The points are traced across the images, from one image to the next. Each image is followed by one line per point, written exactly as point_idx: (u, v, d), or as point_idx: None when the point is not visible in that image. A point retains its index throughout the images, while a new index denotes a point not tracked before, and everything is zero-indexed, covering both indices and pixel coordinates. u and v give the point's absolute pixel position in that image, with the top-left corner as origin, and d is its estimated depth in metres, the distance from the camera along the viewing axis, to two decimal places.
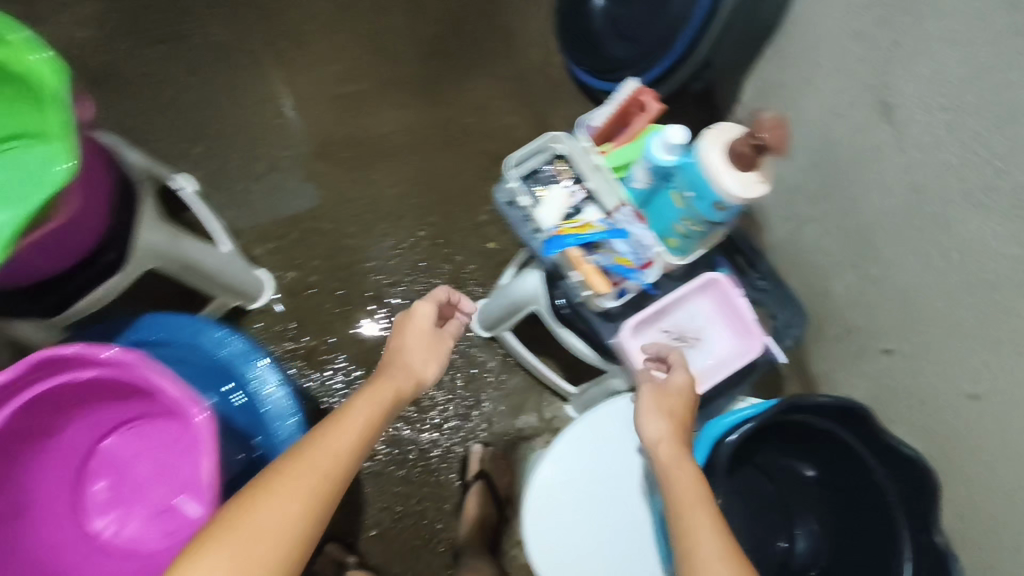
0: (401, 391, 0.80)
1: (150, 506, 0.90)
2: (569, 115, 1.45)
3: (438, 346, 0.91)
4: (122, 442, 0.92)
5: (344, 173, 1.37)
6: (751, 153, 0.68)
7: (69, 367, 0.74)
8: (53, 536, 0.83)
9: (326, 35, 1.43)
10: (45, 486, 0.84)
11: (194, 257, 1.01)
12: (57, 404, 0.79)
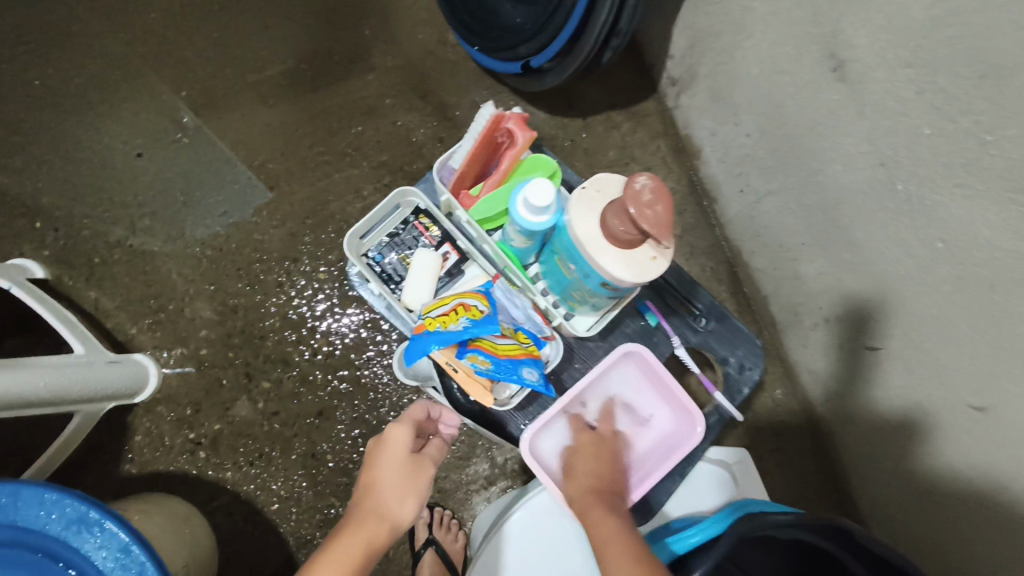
0: (377, 537, 0.63)
1: None
2: (474, 102, 1.22)
3: (419, 474, 0.69)
4: None
5: (218, 218, 1.16)
6: (632, 232, 0.54)
7: None
8: None
9: (163, 54, 1.20)
10: None
11: (15, 384, 0.81)
12: None
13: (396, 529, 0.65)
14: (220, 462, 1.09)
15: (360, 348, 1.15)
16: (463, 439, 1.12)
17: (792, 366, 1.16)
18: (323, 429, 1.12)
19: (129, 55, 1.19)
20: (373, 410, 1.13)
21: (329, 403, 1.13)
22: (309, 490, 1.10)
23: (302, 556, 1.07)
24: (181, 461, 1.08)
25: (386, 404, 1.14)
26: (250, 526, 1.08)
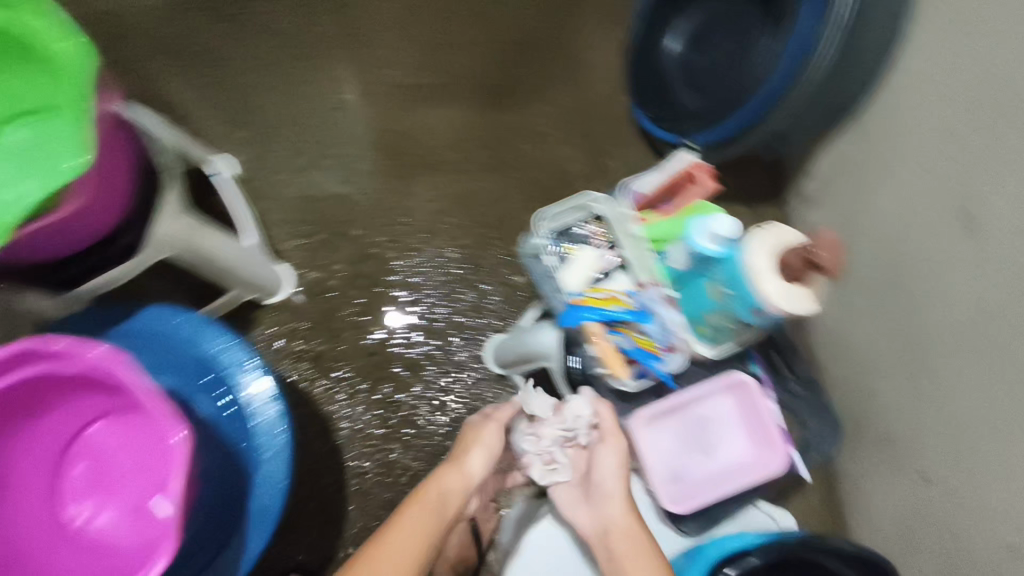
0: (455, 493, 0.83)
1: (123, 503, 0.80)
2: (625, 156, 1.38)
3: (486, 439, 0.89)
4: (108, 433, 0.81)
5: (382, 177, 1.33)
6: (798, 267, 0.69)
7: (51, 364, 0.67)
8: (21, 520, 0.75)
9: (385, 29, 1.39)
10: (18, 468, 0.76)
11: (214, 249, 0.98)
12: (46, 389, 0.72)
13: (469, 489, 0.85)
14: (314, 377, 1.22)
15: (461, 327, 1.28)
16: None
17: (835, 476, 1.23)
18: (408, 379, 1.24)
19: (358, 20, 1.38)
20: (454, 380, 1.25)
21: (420, 361, 1.26)
22: (380, 428, 1.21)
23: (352, 483, 1.18)
24: (283, 365, 1.22)
25: (465, 377, 1.25)
26: (319, 442, 1.19)
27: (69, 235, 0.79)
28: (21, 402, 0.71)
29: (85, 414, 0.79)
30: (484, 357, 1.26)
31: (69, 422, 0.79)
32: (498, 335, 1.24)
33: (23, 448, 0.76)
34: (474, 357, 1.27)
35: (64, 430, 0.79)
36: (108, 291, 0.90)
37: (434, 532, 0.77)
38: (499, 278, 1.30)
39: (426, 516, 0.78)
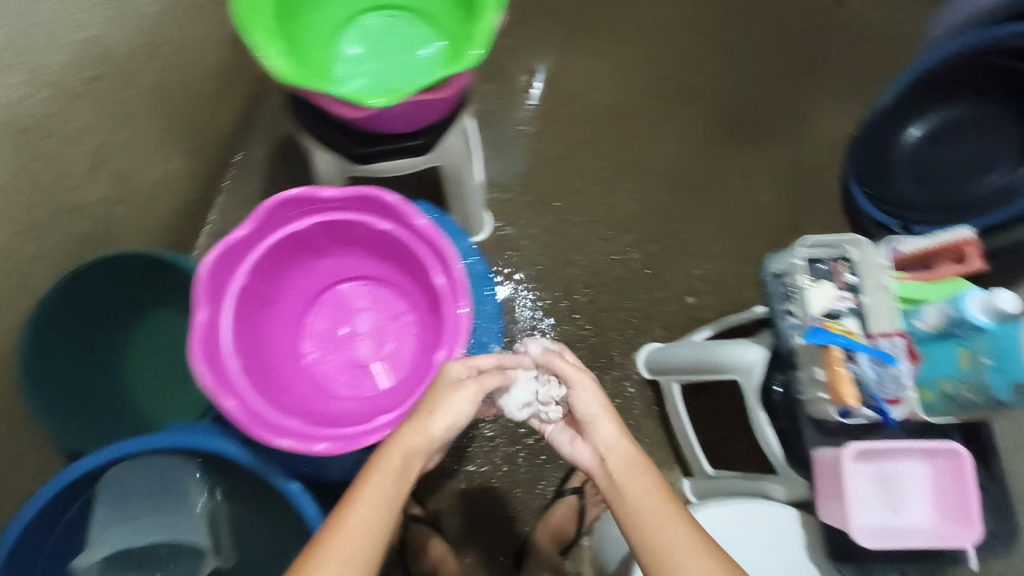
0: (418, 439, 0.64)
1: (350, 357, 0.89)
2: (825, 223, 1.39)
3: (454, 399, 0.66)
4: (359, 293, 0.91)
5: (594, 167, 1.41)
6: None
7: (376, 211, 0.77)
8: (277, 337, 0.84)
9: (638, 42, 1.48)
10: (289, 293, 0.85)
11: (463, 171, 1.07)
12: (347, 233, 0.81)
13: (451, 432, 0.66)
14: None
15: (622, 324, 1.33)
16: (651, 442, 1.27)
17: None
18: None
19: (616, 30, 1.49)
20: (600, 367, 1.30)
21: (576, 340, 1.32)
22: None
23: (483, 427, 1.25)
24: None
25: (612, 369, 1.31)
26: None
27: (413, 118, 0.83)
28: (321, 238, 0.81)
29: (350, 270, 0.89)
30: (634, 360, 1.31)
31: (334, 273, 0.88)
32: (654, 343, 1.28)
33: (296, 281, 0.86)
34: (625, 355, 1.32)
35: (326, 278, 0.89)
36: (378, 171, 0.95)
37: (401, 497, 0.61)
38: (671, 292, 1.35)
39: (392, 482, 0.61)
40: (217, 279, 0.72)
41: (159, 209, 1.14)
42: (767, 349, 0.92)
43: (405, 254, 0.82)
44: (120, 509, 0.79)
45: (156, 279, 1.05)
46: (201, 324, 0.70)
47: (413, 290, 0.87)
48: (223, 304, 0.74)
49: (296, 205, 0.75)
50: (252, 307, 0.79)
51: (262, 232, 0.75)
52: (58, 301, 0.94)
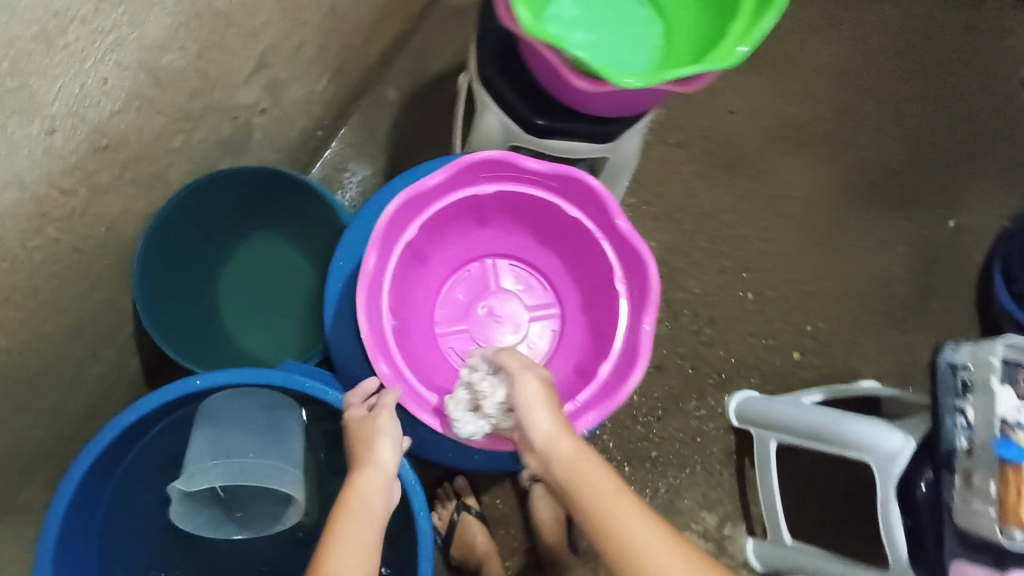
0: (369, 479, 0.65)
1: (480, 335, 0.89)
2: (955, 313, 1.31)
3: (382, 426, 0.69)
4: (503, 272, 0.90)
5: (731, 196, 1.33)
6: None
7: (569, 196, 0.75)
8: (418, 295, 0.86)
9: (810, 75, 1.38)
10: (439, 255, 0.87)
11: (621, 170, 1.01)
12: (522, 208, 0.80)
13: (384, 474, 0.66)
14: None
15: (720, 364, 1.27)
16: (722, 490, 1.21)
17: None
18: (651, 378, 1.25)
19: (792, 55, 1.38)
20: (688, 401, 1.25)
21: (675, 366, 1.26)
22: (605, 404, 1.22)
23: None
24: None
25: (700, 406, 1.25)
26: None
27: (625, 107, 0.75)
28: (494, 206, 0.81)
29: (505, 243, 0.89)
30: (725, 403, 1.24)
31: (489, 242, 0.88)
32: (750, 391, 1.21)
33: (452, 239, 0.87)
34: (717, 396, 1.25)
35: (480, 245, 0.89)
36: (552, 149, 0.88)
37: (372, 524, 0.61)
38: (779, 344, 1.29)
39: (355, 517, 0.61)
40: (391, 227, 0.73)
41: (293, 130, 1.06)
42: (914, 440, 0.86)
43: (580, 247, 0.81)
44: (219, 436, 0.77)
45: (281, 201, 1.00)
46: (370, 268, 0.71)
47: (570, 286, 0.86)
48: (391, 249, 0.75)
49: (490, 171, 0.75)
50: (411, 259, 0.81)
51: (450, 189, 0.76)
52: (186, 203, 0.90)
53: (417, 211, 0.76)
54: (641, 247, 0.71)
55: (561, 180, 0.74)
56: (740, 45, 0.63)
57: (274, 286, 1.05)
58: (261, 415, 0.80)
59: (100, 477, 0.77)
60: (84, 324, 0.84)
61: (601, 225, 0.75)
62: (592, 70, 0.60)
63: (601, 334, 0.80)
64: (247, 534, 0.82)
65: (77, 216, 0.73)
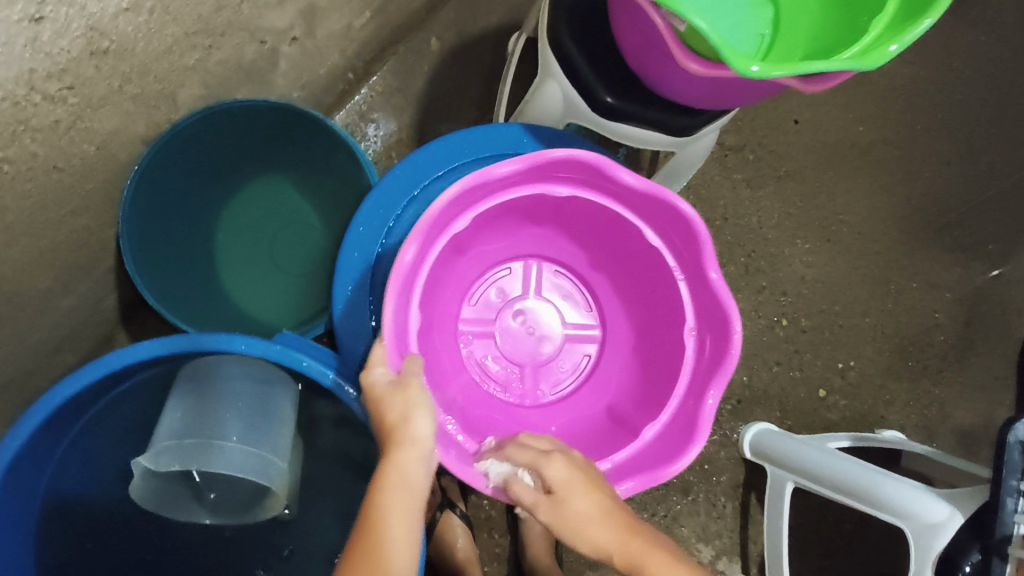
0: (396, 466, 0.55)
1: (507, 342, 0.90)
2: (997, 371, 1.20)
3: (414, 396, 0.58)
4: (540, 275, 0.90)
5: (780, 209, 1.19)
6: None
7: (645, 219, 0.73)
8: (450, 290, 0.85)
9: (890, 87, 1.22)
10: (480, 248, 0.85)
11: (682, 168, 0.90)
12: (584, 216, 0.79)
13: (417, 449, 0.56)
14: None
15: (740, 390, 1.15)
16: (721, 524, 1.12)
17: None
18: None
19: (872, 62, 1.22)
20: None
21: None
22: None
23: None
24: None
25: (713, 431, 1.14)
26: None
27: (722, 97, 0.66)
28: (562, 211, 0.79)
29: (559, 251, 0.88)
30: (739, 433, 1.13)
31: (543, 246, 0.88)
32: (768, 424, 1.10)
33: (506, 231, 0.85)
34: (731, 425, 1.14)
35: (531, 245, 0.88)
36: (618, 133, 0.78)
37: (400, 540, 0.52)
38: (805, 378, 1.17)
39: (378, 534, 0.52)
40: (442, 220, 0.69)
41: (320, 65, 0.93)
42: (961, 517, 0.78)
43: (646, 279, 0.80)
44: (200, 410, 0.70)
45: (300, 145, 0.89)
46: (406, 262, 0.65)
47: (614, 314, 0.88)
48: (434, 243, 0.71)
49: (569, 174, 0.71)
50: (455, 243, 0.78)
51: (515, 180, 0.71)
52: (194, 129, 0.79)
53: (482, 197, 0.72)
54: (727, 306, 0.68)
55: (651, 210, 0.72)
56: (891, 45, 0.53)
57: (274, 240, 0.94)
58: (249, 390, 0.72)
59: (53, 432, 0.67)
60: (58, 252, 0.73)
61: (685, 268, 0.73)
62: (713, 48, 0.51)
63: (644, 382, 0.81)
64: (217, 518, 0.76)
65: (61, 128, 0.63)
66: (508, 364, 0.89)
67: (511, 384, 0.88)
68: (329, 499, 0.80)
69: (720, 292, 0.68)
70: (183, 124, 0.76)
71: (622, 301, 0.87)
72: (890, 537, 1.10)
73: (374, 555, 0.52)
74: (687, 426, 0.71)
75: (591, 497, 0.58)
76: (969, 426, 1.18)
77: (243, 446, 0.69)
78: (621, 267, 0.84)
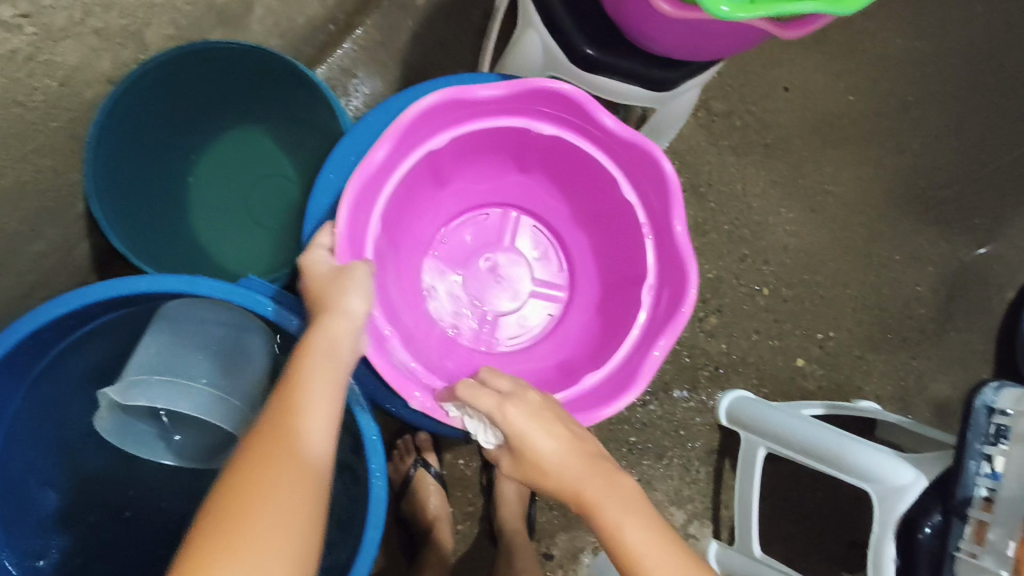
0: (327, 349, 0.55)
1: (474, 283, 0.89)
2: (974, 346, 1.20)
3: (356, 280, 0.60)
4: (515, 226, 0.91)
5: (766, 177, 1.17)
6: None
7: (624, 167, 0.74)
8: (420, 219, 0.85)
9: (882, 57, 1.20)
10: (459, 184, 0.86)
11: (665, 125, 0.89)
12: (564, 162, 0.79)
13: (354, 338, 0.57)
14: None
15: (719, 357, 1.16)
16: (695, 487, 1.14)
17: None
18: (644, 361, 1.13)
19: (866, 30, 1.19)
20: (678, 390, 1.14)
21: (670, 353, 1.14)
22: None
23: None
24: None
25: (690, 398, 1.14)
26: None
27: (699, 45, 0.65)
28: (541, 154, 0.80)
29: (538, 204, 0.89)
30: (716, 400, 1.14)
31: (526, 197, 0.89)
32: (743, 391, 1.11)
33: (487, 171, 0.85)
34: (709, 391, 1.14)
35: (514, 192, 0.88)
36: (596, 84, 0.77)
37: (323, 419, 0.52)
38: (784, 347, 1.17)
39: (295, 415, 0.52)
40: (419, 128, 0.69)
41: (298, 13, 0.90)
42: (919, 479, 0.79)
43: (619, 236, 0.80)
44: (175, 349, 0.70)
45: (277, 96, 0.87)
46: (375, 161, 0.65)
47: (581, 276, 0.88)
48: (404, 155, 0.71)
49: (556, 111, 0.72)
50: (429, 170, 0.78)
51: (504, 106, 0.72)
52: (165, 70, 0.77)
53: (468, 117, 0.72)
54: (686, 260, 0.69)
55: (631, 159, 0.72)
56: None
57: (249, 192, 0.93)
58: (225, 334, 0.72)
59: (14, 371, 0.66)
60: (25, 192, 0.73)
61: (655, 223, 0.74)
62: None
63: (597, 341, 0.81)
64: (178, 462, 0.74)
65: (20, 59, 0.62)
66: (471, 307, 0.89)
67: (464, 324, 0.87)
68: None
69: (685, 245, 0.69)
70: (152, 63, 0.74)
71: (594, 262, 0.87)
72: (861, 504, 1.11)
73: (294, 416, 0.51)
74: (628, 376, 0.71)
75: (549, 439, 0.58)
76: (943, 399, 1.19)
77: (212, 390, 0.68)
78: (594, 223, 0.85)
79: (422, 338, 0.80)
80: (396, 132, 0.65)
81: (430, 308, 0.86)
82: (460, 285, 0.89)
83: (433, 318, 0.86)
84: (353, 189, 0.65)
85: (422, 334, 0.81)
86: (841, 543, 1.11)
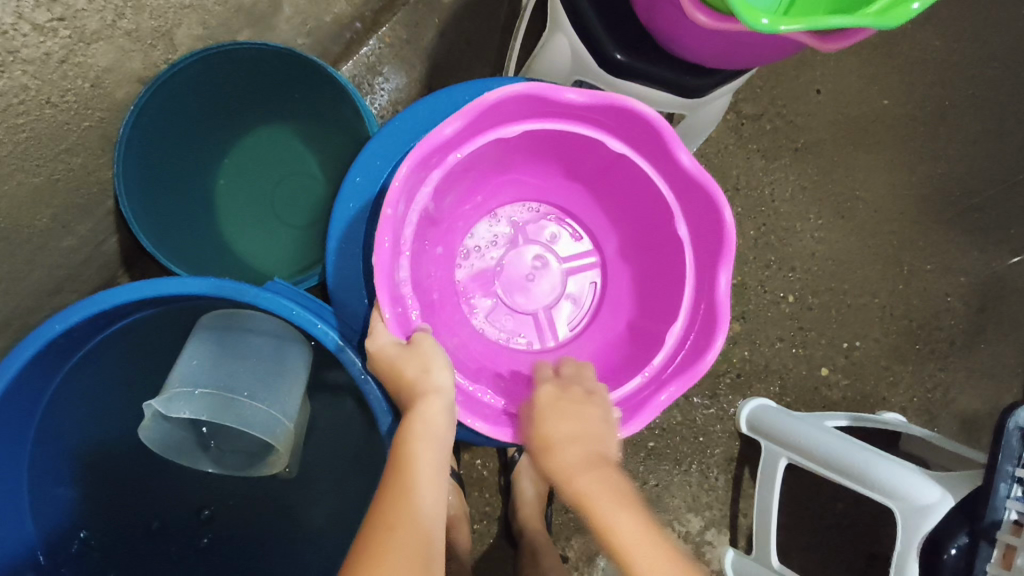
0: (422, 410, 0.59)
1: (514, 254, 0.89)
2: (1003, 358, 1.18)
3: (429, 352, 0.63)
4: (582, 259, 0.90)
5: (795, 182, 1.15)
6: None
7: (696, 295, 0.73)
8: (528, 175, 0.86)
9: (919, 59, 1.16)
10: (585, 188, 0.86)
11: (694, 130, 0.88)
12: (659, 236, 0.79)
13: (440, 393, 0.60)
14: None
15: (741, 363, 1.14)
16: (713, 492, 1.12)
17: None
18: None
19: (903, 31, 1.16)
20: (698, 396, 1.12)
21: None
22: None
23: None
24: None
25: (710, 404, 1.13)
26: None
27: (732, 55, 0.64)
28: (653, 228, 0.79)
29: (615, 274, 0.88)
30: (736, 408, 1.12)
31: (615, 278, 0.88)
32: (763, 399, 1.09)
33: (608, 203, 0.85)
34: (729, 398, 1.13)
35: (614, 259, 0.88)
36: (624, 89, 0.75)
37: (437, 477, 0.56)
38: (808, 356, 1.15)
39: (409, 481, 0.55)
40: (600, 113, 0.69)
41: (324, 11, 0.90)
42: (943, 500, 0.77)
43: (628, 363, 0.78)
44: (214, 359, 0.71)
45: (304, 96, 0.88)
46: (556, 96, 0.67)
47: (578, 341, 0.87)
48: (565, 121, 0.72)
49: (698, 218, 0.72)
50: (560, 150, 0.79)
51: (672, 178, 0.72)
52: (192, 72, 0.77)
53: (641, 150, 0.72)
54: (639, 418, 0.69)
55: (701, 318, 0.72)
56: (914, 3, 0.52)
57: (274, 190, 0.93)
58: (262, 343, 0.73)
59: (43, 371, 0.68)
60: (56, 190, 0.74)
61: (657, 377, 0.73)
62: (732, 10, 0.50)
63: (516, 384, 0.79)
64: (220, 469, 0.77)
65: (54, 62, 0.65)
66: (493, 267, 0.89)
67: (473, 258, 0.88)
68: (322, 452, 0.81)
69: (653, 412, 0.68)
70: (182, 63, 0.75)
71: (591, 357, 0.85)
72: (882, 516, 1.10)
73: (405, 471, 0.55)
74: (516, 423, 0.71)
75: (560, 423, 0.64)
76: (972, 412, 1.17)
77: (253, 402, 0.69)
78: (634, 321, 0.83)
79: (435, 235, 0.81)
80: (592, 96, 0.67)
81: (475, 224, 0.88)
82: (507, 245, 0.89)
83: (463, 230, 0.87)
84: (520, 92, 0.66)
85: (438, 237, 0.82)
86: (860, 554, 1.09)
